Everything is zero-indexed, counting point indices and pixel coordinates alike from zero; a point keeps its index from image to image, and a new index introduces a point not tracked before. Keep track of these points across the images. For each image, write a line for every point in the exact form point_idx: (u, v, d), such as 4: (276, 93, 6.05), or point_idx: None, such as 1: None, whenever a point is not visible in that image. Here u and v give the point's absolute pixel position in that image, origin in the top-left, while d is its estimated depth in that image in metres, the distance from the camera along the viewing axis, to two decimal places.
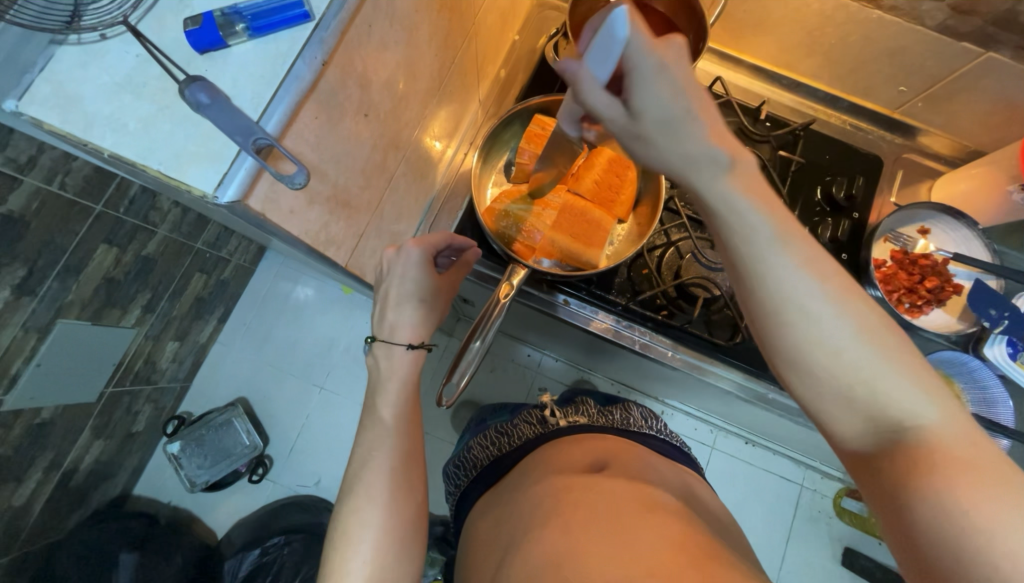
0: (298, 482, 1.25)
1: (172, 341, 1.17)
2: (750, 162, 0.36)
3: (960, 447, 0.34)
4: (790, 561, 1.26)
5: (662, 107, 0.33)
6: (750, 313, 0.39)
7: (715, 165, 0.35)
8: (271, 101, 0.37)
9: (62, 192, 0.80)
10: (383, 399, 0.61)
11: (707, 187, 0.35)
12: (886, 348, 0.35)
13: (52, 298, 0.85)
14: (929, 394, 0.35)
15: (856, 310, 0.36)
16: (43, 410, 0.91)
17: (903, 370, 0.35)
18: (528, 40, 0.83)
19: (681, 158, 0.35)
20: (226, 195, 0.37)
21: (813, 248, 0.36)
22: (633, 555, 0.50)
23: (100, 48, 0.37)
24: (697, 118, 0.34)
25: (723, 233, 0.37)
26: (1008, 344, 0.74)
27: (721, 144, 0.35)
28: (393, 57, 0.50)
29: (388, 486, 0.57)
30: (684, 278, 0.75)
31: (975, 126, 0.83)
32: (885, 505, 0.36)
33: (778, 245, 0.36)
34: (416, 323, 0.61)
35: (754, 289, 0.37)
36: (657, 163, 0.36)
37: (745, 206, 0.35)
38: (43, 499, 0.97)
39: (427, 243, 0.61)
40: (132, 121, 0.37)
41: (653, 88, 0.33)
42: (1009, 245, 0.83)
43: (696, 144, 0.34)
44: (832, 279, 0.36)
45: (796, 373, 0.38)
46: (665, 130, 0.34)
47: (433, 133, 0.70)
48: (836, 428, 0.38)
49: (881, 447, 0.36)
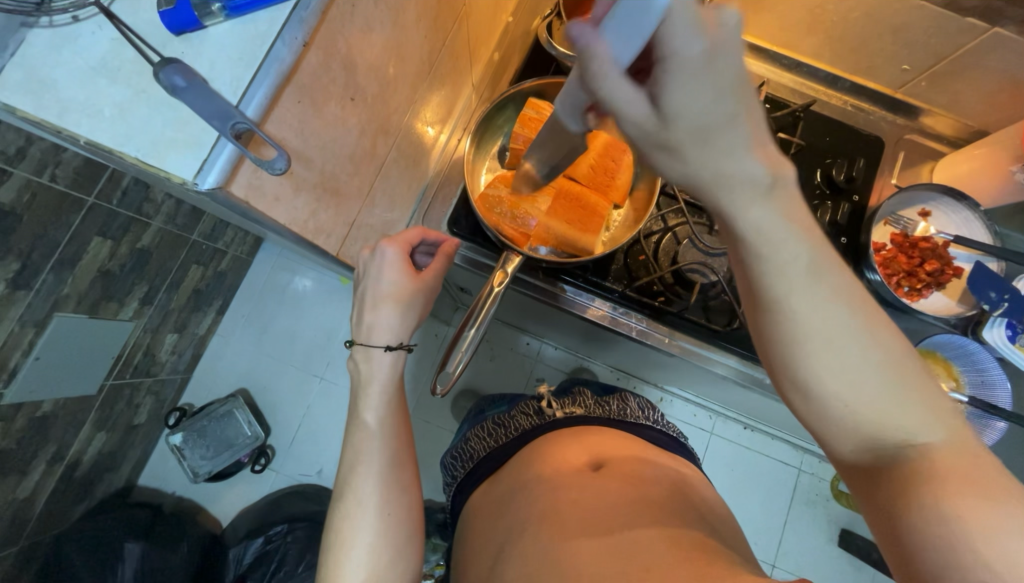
0: (300, 471, 1.26)
1: (171, 333, 1.16)
2: (790, 180, 0.35)
3: (961, 463, 0.34)
4: (787, 544, 1.28)
5: (703, 110, 0.32)
6: (773, 334, 0.38)
7: (751, 183, 0.34)
8: (250, 85, 0.36)
9: (53, 184, 0.79)
10: (367, 403, 0.60)
11: (742, 204, 0.35)
12: (901, 373, 0.35)
13: (47, 291, 0.84)
14: (937, 418, 0.35)
15: (880, 338, 0.35)
16: (43, 403, 0.91)
17: (916, 395, 0.35)
18: (522, 22, 0.81)
19: (710, 170, 0.34)
20: (207, 182, 0.36)
21: (842, 276, 0.36)
22: (621, 553, 0.50)
23: (73, 31, 0.36)
24: (740, 123, 0.33)
25: (749, 257, 0.36)
26: (1007, 327, 0.73)
27: (762, 160, 0.34)
28: (380, 39, 0.48)
29: (377, 491, 0.57)
30: (681, 264, 0.74)
31: (980, 105, 0.81)
32: (882, 514, 0.36)
33: (809, 271, 0.35)
34: (395, 324, 0.60)
35: (777, 312, 0.37)
36: (680, 173, 0.36)
37: (782, 229, 0.35)
38: (49, 490, 0.99)
39: (400, 242, 0.60)
40: (107, 106, 0.36)
41: (696, 86, 0.32)
42: (1011, 227, 0.82)
43: (734, 155, 0.34)
44: (858, 307, 0.36)
45: (805, 395, 0.37)
46: (695, 134, 0.33)
47: (426, 119, 0.69)
48: (831, 442, 0.38)
49: (877, 464, 0.36)
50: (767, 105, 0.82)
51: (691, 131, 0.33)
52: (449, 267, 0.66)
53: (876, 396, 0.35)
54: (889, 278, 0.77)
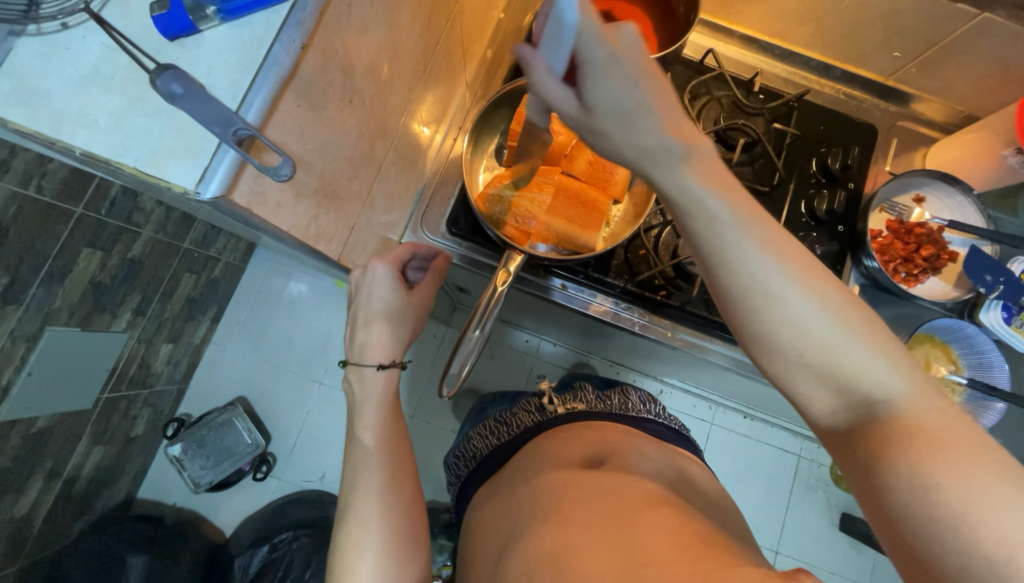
0: (303, 477, 1.25)
1: (166, 344, 1.15)
2: (706, 148, 0.36)
3: (929, 418, 0.34)
4: (789, 530, 1.29)
5: (617, 99, 0.33)
6: (719, 301, 0.38)
7: (670, 159, 0.35)
8: (249, 89, 0.35)
9: (39, 196, 0.78)
10: (362, 423, 0.61)
11: (664, 180, 0.35)
12: (854, 323, 0.35)
13: (37, 305, 0.83)
14: (894, 366, 0.35)
15: (821, 289, 0.36)
16: (38, 419, 0.89)
17: (869, 342, 0.35)
18: (513, 18, 0.81)
19: (634, 152, 0.35)
20: (209, 190, 0.35)
21: (774, 227, 0.36)
22: (626, 548, 0.50)
23: (62, 38, 0.35)
24: (653, 110, 0.34)
25: (687, 224, 0.36)
26: (1003, 309, 0.75)
27: (677, 136, 0.35)
28: (375, 39, 0.47)
29: (378, 511, 0.57)
30: (681, 258, 0.74)
31: (969, 90, 0.82)
32: (864, 483, 0.36)
33: (739, 227, 0.35)
34: (388, 342, 0.61)
35: (718, 275, 0.37)
36: (609, 154, 0.36)
37: (706, 192, 0.35)
38: (47, 507, 0.97)
39: (391, 258, 0.60)
40: (103, 116, 0.35)
41: (608, 79, 0.33)
42: (1003, 211, 0.83)
43: (650, 132, 0.34)
44: (792, 258, 0.36)
45: (764, 353, 0.37)
46: (614, 117, 0.34)
47: (421, 119, 0.68)
48: (806, 405, 0.38)
49: (851, 425, 0.37)
50: (761, 96, 0.82)
51: (611, 119, 0.34)
52: (440, 279, 0.66)
53: (829, 346, 0.35)
54: (886, 265, 0.77)
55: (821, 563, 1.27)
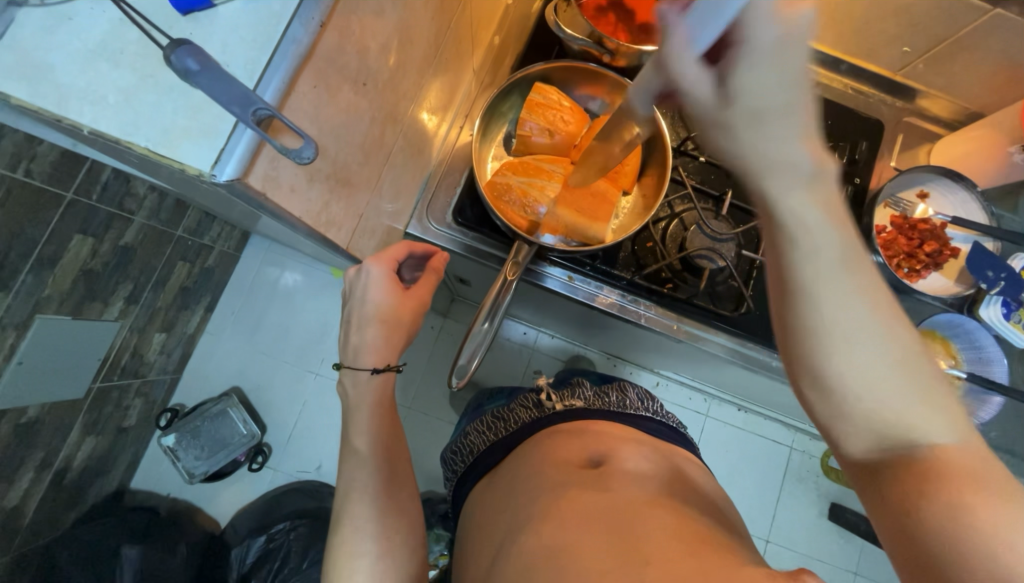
0: (299, 468, 1.24)
1: (159, 333, 1.13)
2: (832, 174, 0.33)
3: (968, 461, 0.35)
4: (780, 520, 1.31)
5: (764, 93, 0.31)
6: (787, 333, 0.37)
7: (794, 173, 0.32)
8: (267, 69, 0.34)
9: (28, 180, 0.75)
10: (356, 428, 0.61)
11: (781, 194, 0.32)
12: (920, 378, 0.35)
13: (27, 292, 0.80)
14: (947, 418, 0.36)
15: (900, 338, 0.35)
16: (28, 409, 0.87)
17: (931, 396, 0.35)
18: (522, 3, 0.79)
19: (759, 158, 0.32)
20: (225, 173, 0.34)
21: (868, 271, 0.35)
22: (627, 546, 0.50)
23: (67, 10, 0.34)
24: (798, 112, 0.31)
25: (783, 254, 0.34)
26: (1002, 305, 0.76)
27: (810, 151, 0.32)
28: (389, 20, 0.46)
29: (374, 520, 0.57)
30: (689, 250, 0.73)
31: (977, 87, 0.82)
32: (887, 506, 0.36)
33: (838, 266, 0.34)
34: (381, 347, 0.60)
35: (797, 310, 0.35)
36: (728, 153, 0.33)
37: (817, 221, 0.33)
38: (38, 498, 0.95)
39: (384, 259, 0.60)
40: (112, 93, 0.33)
41: (762, 68, 0.30)
42: (1004, 208, 0.84)
43: (786, 142, 0.31)
44: (880, 308, 0.35)
45: (817, 392, 0.37)
46: (755, 113, 0.31)
47: (429, 106, 0.67)
48: (842, 441, 0.38)
49: (884, 460, 0.37)
50: None
51: (746, 116, 0.32)
52: (438, 277, 0.65)
53: (894, 396, 0.35)
54: (889, 259, 0.79)
55: (810, 552, 1.29)
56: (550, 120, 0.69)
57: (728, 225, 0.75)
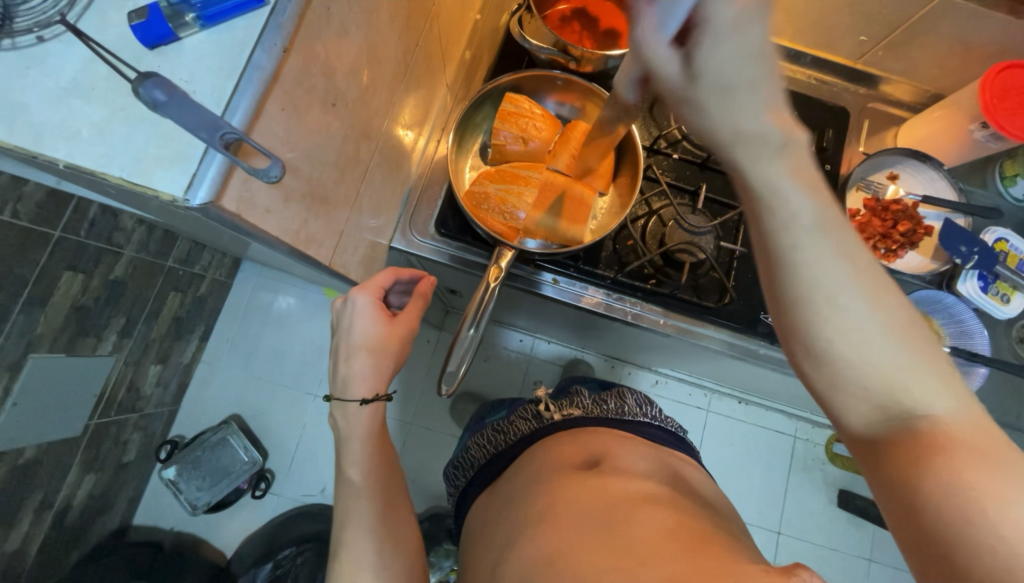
0: (303, 492, 1.23)
1: (154, 364, 1.13)
2: (802, 143, 0.36)
3: (966, 432, 0.36)
4: (790, 511, 1.31)
5: (729, 69, 0.33)
6: (779, 301, 0.39)
7: (766, 144, 0.35)
8: (233, 95, 0.36)
9: (15, 220, 0.76)
10: (349, 460, 0.61)
11: (752, 164, 0.36)
12: (911, 345, 0.37)
13: (19, 332, 0.81)
14: (942, 385, 0.37)
15: (886, 305, 0.37)
16: (25, 449, 0.87)
17: (924, 361, 0.37)
18: (490, 19, 0.82)
19: (729, 129, 0.35)
20: (198, 197, 0.35)
21: (848, 237, 0.38)
22: (620, 543, 0.51)
23: (38, 51, 0.35)
24: (762, 87, 0.33)
25: (761, 221, 0.37)
26: (979, 279, 0.78)
27: (777, 123, 0.34)
28: (356, 42, 0.47)
29: (371, 546, 0.57)
30: (668, 245, 0.75)
31: (934, 70, 0.85)
32: (890, 482, 0.38)
33: (817, 232, 0.37)
34: (371, 376, 0.61)
35: (784, 278, 0.38)
36: (703, 130, 0.36)
37: (790, 188, 0.36)
38: (39, 540, 0.95)
39: (371, 288, 0.61)
40: (85, 128, 0.35)
41: (725, 45, 0.32)
42: (973, 184, 0.86)
43: (751, 113, 0.34)
44: (866, 274, 0.37)
45: (814, 360, 0.39)
46: (719, 88, 0.34)
47: (404, 122, 0.68)
48: (843, 414, 0.40)
49: (887, 433, 0.38)
50: None
51: (713, 92, 0.34)
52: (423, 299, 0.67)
53: (889, 362, 0.37)
54: (867, 242, 0.79)
55: (823, 541, 1.29)
56: (523, 128, 0.71)
57: (705, 219, 0.77)
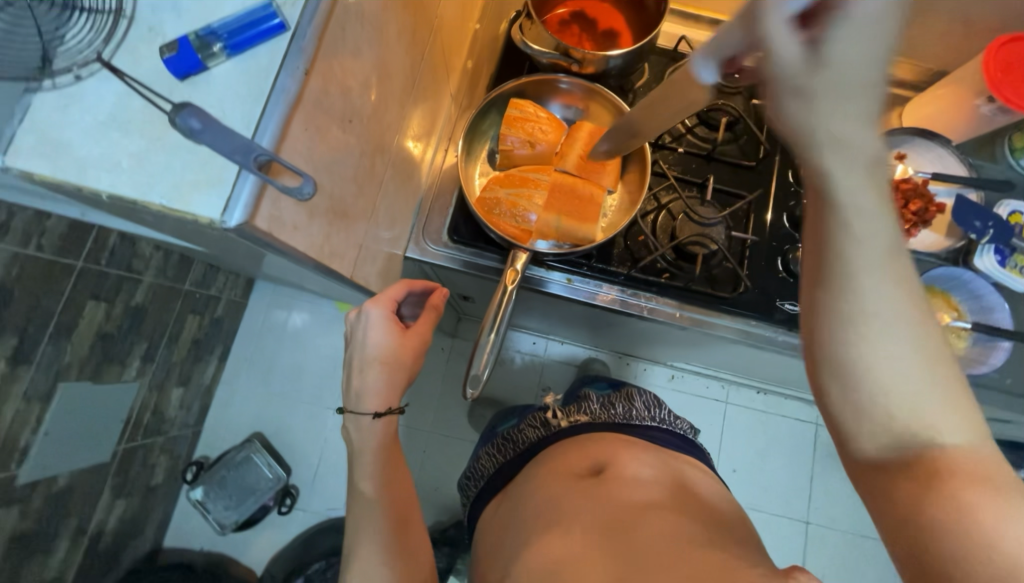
0: (328, 505, 1.24)
1: (177, 387, 1.15)
2: (886, 167, 0.34)
3: (977, 466, 0.35)
4: (817, 500, 1.30)
5: (853, 64, 0.31)
6: (817, 316, 0.37)
7: (858, 154, 0.33)
8: (262, 118, 0.37)
9: (41, 254, 0.78)
10: (362, 474, 0.62)
11: (845, 170, 0.33)
12: (941, 380, 0.36)
13: (48, 363, 0.83)
14: (962, 423, 0.36)
15: (924, 338, 0.36)
16: (59, 477, 0.89)
17: (948, 397, 0.36)
18: (489, 28, 0.84)
19: (826, 131, 0.32)
20: (234, 218, 0.36)
21: (907, 268, 0.36)
22: (624, 551, 0.51)
23: (76, 89, 0.37)
24: (876, 95, 0.32)
25: (833, 229, 0.34)
26: (996, 253, 0.77)
27: (872, 136, 0.33)
28: (367, 60, 0.49)
29: (379, 559, 0.57)
30: (680, 239, 0.76)
31: (936, 47, 0.85)
32: (892, 504, 0.37)
33: (884, 255, 0.34)
34: (382, 391, 0.62)
35: (835, 292, 0.36)
36: (796, 123, 0.33)
37: (872, 204, 0.34)
38: (76, 565, 0.97)
39: (382, 301, 0.62)
40: (125, 158, 0.36)
41: (862, 38, 0.31)
42: (983, 159, 0.86)
43: (857, 119, 0.32)
44: (913, 304, 0.35)
45: (837, 379, 0.37)
46: (840, 81, 0.31)
47: (413, 134, 0.70)
48: (856, 440, 0.38)
49: (892, 460, 0.37)
50: None
51: (830, 83, 0.31)
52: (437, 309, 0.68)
53: (915, 392, 0.35)
54: None
55: (853, 528, 1.27)
56: (529, 132, 0.73)
57: (714, 210, 0.79)
